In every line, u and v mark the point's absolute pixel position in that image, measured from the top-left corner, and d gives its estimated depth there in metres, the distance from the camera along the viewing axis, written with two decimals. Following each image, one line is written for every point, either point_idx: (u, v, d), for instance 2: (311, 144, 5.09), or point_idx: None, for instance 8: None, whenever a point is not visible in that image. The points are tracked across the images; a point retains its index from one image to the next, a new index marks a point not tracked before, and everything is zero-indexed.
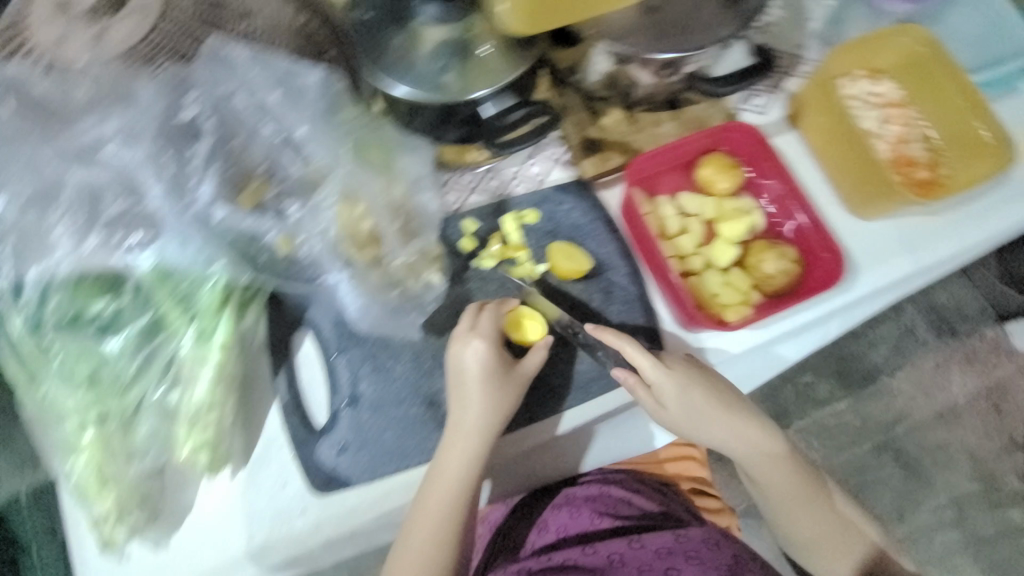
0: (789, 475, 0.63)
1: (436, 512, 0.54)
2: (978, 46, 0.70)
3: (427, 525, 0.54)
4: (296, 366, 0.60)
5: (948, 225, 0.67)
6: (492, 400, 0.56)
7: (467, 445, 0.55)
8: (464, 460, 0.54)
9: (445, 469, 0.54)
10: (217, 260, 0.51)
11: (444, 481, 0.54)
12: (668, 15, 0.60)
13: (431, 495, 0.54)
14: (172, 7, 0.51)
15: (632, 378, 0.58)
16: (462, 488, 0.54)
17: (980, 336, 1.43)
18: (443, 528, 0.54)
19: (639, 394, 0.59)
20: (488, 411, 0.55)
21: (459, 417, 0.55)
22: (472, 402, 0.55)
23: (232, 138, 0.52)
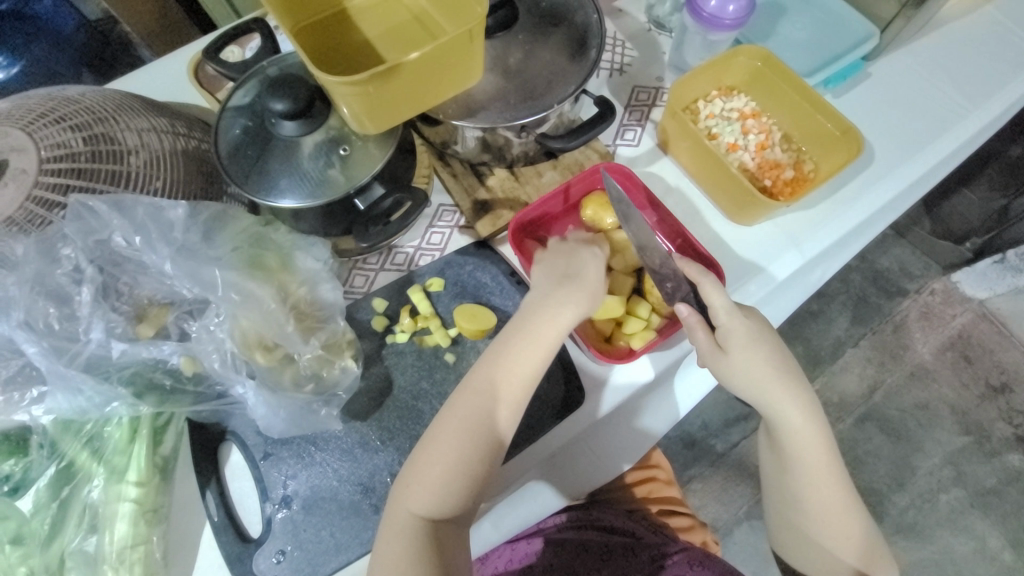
0: (805, 440, 0.58)
1: (442, 448, 0.53)
2: (818, 45, 0.74)
3: (420, 468, 0.53)
4: (225, 479, 0.60)
5: (826, 214, 0.72)
6: (534, 338, 0.56)
7: (494, 379, 0.55)
8: (492, 392, 0.54)
9: (474, 394, 0.54)
10: (114, 399, 0.53)
11: (461, 413, 0.54)
12: (521, 81, 0.65)
13: (442, 421, 0.54)
14: (42, 162, 0.52)
15: (695, 319, 0.57)
16: (475, 430, 0.53)
17: (931, 291, 1.45)
18: (443, 470, 0.52)
19: (698, 335, 0.58)
20: (512, 356, 0.55)
21: (484, 366, 0.56)
22: (516, 330, 0.57)
23: (119, 277, 0.54)
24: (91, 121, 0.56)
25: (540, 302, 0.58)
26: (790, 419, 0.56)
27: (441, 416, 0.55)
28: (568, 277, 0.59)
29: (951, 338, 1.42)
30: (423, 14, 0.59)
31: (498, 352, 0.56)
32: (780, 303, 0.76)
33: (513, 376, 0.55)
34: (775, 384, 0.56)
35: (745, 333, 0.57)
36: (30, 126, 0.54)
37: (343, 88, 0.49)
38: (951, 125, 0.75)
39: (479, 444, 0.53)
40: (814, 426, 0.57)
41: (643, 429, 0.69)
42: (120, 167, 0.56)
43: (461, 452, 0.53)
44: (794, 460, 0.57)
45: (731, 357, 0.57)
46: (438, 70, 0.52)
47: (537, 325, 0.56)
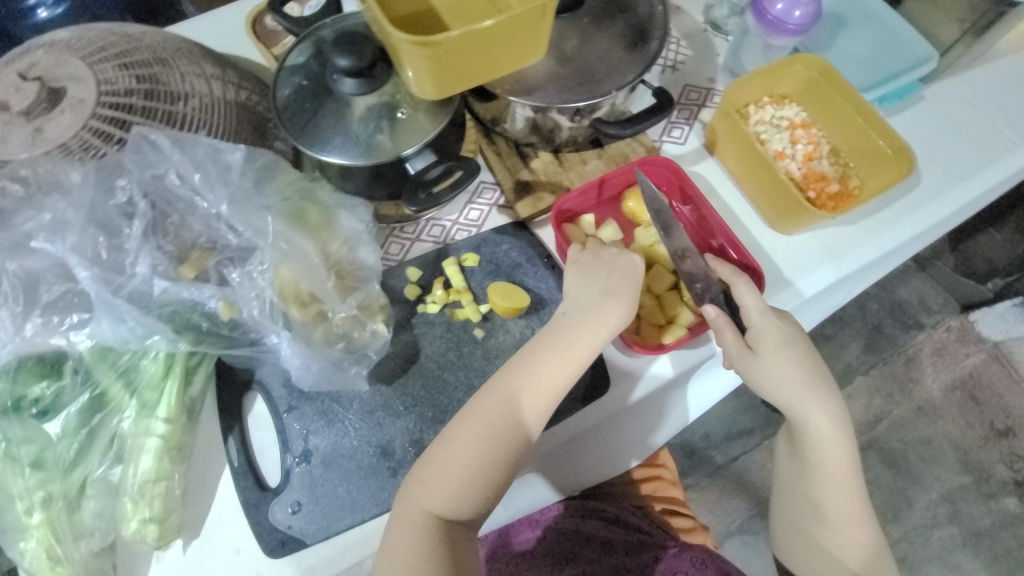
0: (833, 452, 0.57)
1: (462, 449, 0.52)
2: (877, 60, 0.74)
3: (437, 465, 0.52)
4: (248, 428, 0.61)
5: (867, 232, 0.71)
6: (563, 351, 0.55)
7: (520, 387, 0.54)
8: (516, 400, 0.53)
9: (498, 400, 0.53)
10: (156, 332, 0.53)
11: (483, 415, 0.53)
12: (578, 65, 0.65)
13: (463, 420, 0.53)
14: (100, 95, 0.53)
15: (724, 320, 0.57)
16: (492, 436, 0.52)
17: (946, 328, 1.44)
18: (461, 471, 0.51)
19: (727, 336, 0.57)
20: (542, 364, 0.55)
21: (512, 369, 0.55)
22: (547, 341, 0.56)
23: (168, 216, 0.54)
24: (152, 61, 0.57)
25: (572, 315, 0.57)
26: (816, 424, 0.56)
27: (462, 414, 0.53)
28: (604, 293, 0.58)
29: (963, 376, 1.41)
30: None
31: (526, 360, 0.55)
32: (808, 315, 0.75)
33: (540, 386, 0.54)
34: (804, 389, 0.56)
35: (777, 337, 0.57)
36: (92, 60, 0.55)
37: (412, 48, 0.48)
38: (999, 157, 0.74)
39: (501, 446, 0.52)
40: (841, 434, 0.57)
41: (658, 427, 0.69)
42: (177, 107, 0.57)
43: (482, 453, 0.52)
44: (816, 466, 0.57)
45: (761, 358, 0.57)
46: (507, 40, 0.51)
47: (569, 337, 0.56)
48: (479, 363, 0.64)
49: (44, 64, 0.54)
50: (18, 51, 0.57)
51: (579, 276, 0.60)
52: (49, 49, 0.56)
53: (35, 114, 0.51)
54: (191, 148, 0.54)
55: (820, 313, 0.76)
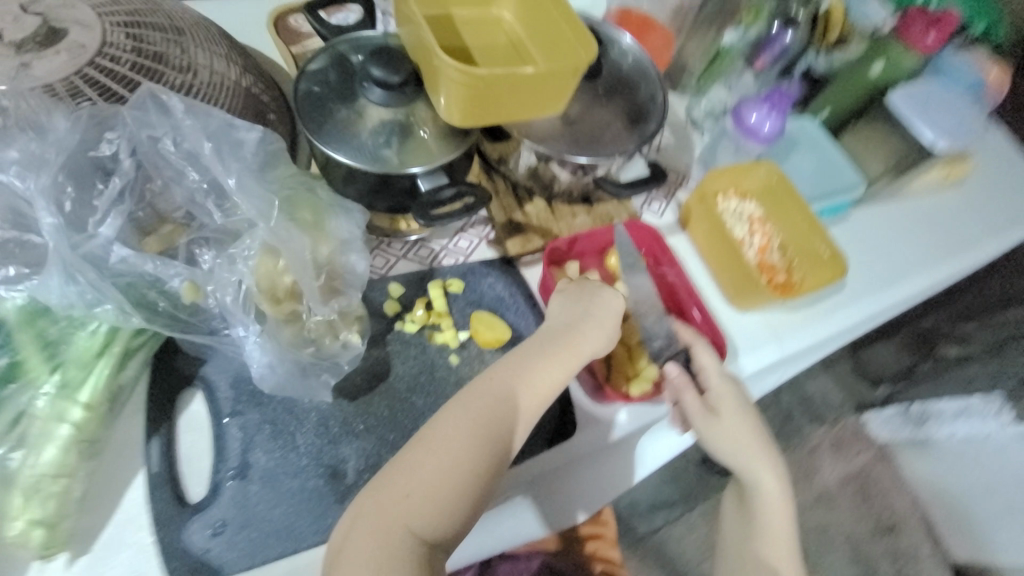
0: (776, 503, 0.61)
1: (453, 453, 0.46)
2: (819, 180, 0.88)
3: (418, 469, 0.45)
4: (178, 432, 0.53)
5: (805, 321, 0.81)
6: (556, 357, 0.54)
7: (512, 390, 0.51)
8: (509, 398, 0.50)
9: (489, 400, 0.49)
10: (105, 302, 0.47)
11: (476, 417, 0.48)
12: (582, 128, 0.71)
13: (450, 422, 0.47)
14: (106, 45, 0.50)
15: (683, 379, 0.62)
16: (482, 435, 0.47)
17: (842, 423, 1.59)
18: (451, 477, 0.45)
19: (687, 395, 0.62)
20: (535, 365, 0.52)
21: (504, 368, 0.52)
22: (537, 347, 0.54)
23: (149, 182, 0.51)
24: (168, 27, 0.55)
25: (559, 326, 0.57)
26: (763, 481, 0.61)
27: (447, 416, 0.48)
28: (593, 309, 0.59)
29: (855, 471, 1.55)
30: (519, 42, 0.64)
31: (515, 364, 0.52)
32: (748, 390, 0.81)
33: (530, 389, 0.52)
34: (753, 448, 0.61)
35: (736, 399, 0.63)
36: (105, 9, 0.52)
37: (454, 73, 0.52)
38: (910, 275, 0.87)
39: (491, 446, 0.47)
40: (781, 493, 0.61)
41: (629, 473, 0.71)
42: (184, 75, 0.53)
43: (476, 457, 0.46)
44: (758, 521, 0.61)
45: (722, 416, 0.62)
46: (536, 89, 0.56)
47: (561, 346, 0.55)
48: (449, 391, 0.62)
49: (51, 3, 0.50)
50: None
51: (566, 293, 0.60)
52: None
53: (26, 48, 0.48)
54: (207, 117, 0.51)
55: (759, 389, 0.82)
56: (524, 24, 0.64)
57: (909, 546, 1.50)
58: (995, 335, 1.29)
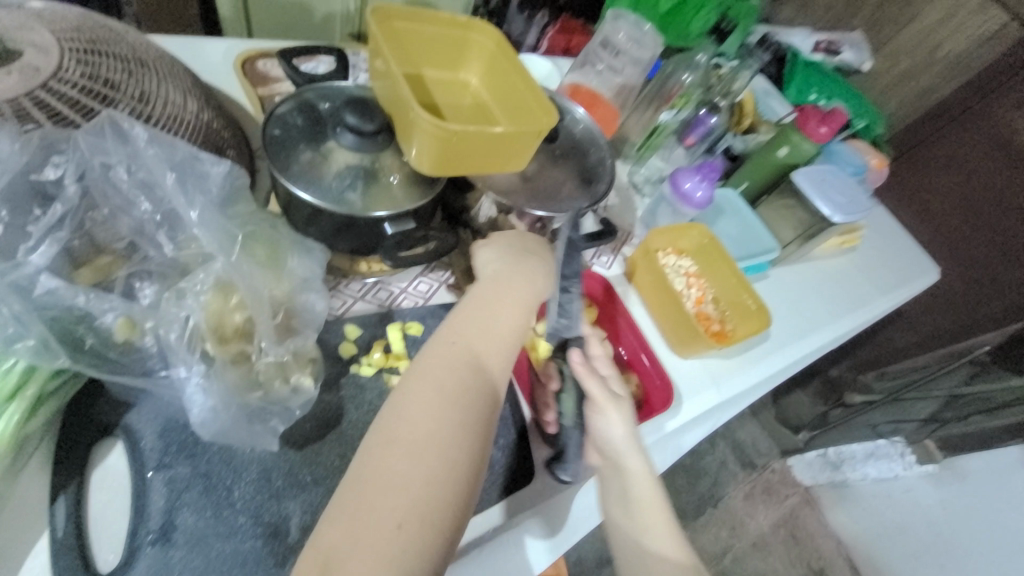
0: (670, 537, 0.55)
1: (445, 410, 0.46)
2: (742, 242, 0.99)
3: (417, 434, 0.45)
4: (90, 488, 0.48)
5: (738, 368, 0.88)
6: (503, 306, 0.57)
7: (475, 346, 0.52)
8: (472, 355, 0.51)
9: (453, 359, 0.50)
10: (28, 337, 0.43)
11: (455, 378, 0.48)
12: (539, 185, 0.75)
13: (428, 388, 0.47)
14: (61, 70, 0.47)
15: (581, 365, 0.62)
16: (462, 393, 0.48)
17: (771, 469, 1.69)
18: (454, 430, 0.45)
19: (588, 380, 0.61)
20: (485, 320, 0.54)
21: (456, 330, 0.53)
22: (480, 305, 0.56)
23: (92, 211, 0.48)
24: (131, 58, 0.53)
25: (493, 279, 0.60)
26: (642, 486, 0.57)
27: (421, 383, 0.47)
28: (526, 259, 0.63)
29: (785, 515, 1.64)
30: (484, 105, 0.70)
31: (466, 324, 0.54)
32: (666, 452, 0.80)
33: (486, 339, 0.53)
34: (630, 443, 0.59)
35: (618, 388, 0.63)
36: (64, 35, 0.50)
37: (429, 127, 0.55)
38: (819, 329, 0.99)
39: (471, 398, 0.48)
40: (659, 508, 0.56)
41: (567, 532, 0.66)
42: (141, 105, 0.51)
43: (464, 412, 0.47)
44: (635, 544, 0.54)
45: (601, 407, 0.60)
46: (501, 150, 0.61)
47: (503, 298, 0.58)
48: None
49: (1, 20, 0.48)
50: None
51: (503, 247, 0.63)
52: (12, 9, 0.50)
53: None
54: (172, 148, 0.50)
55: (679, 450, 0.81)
56: (490, 90, 0.70)
57: None
58: (893, 385, 1.39)
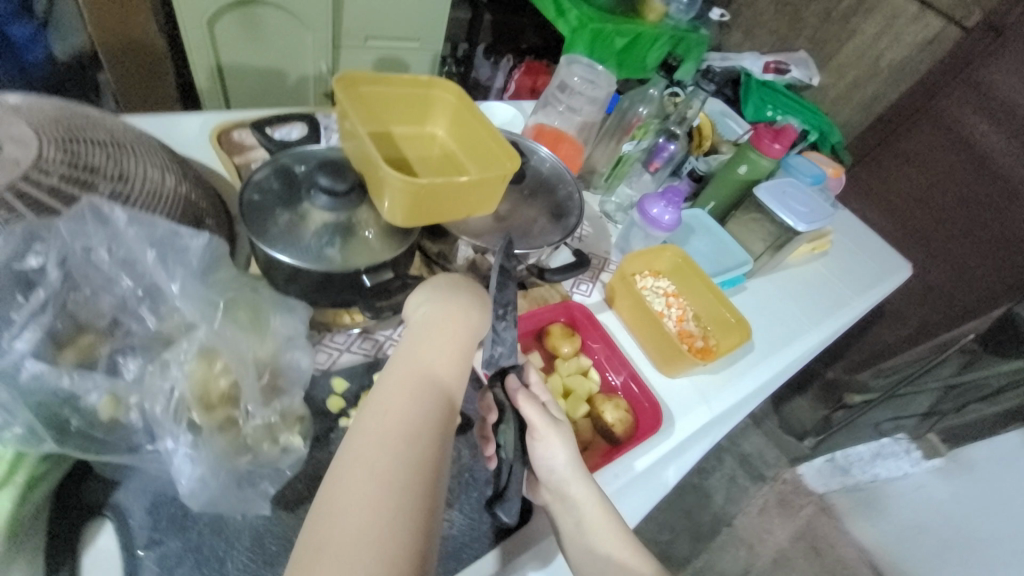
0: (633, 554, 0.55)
1: (377, 486, 0.36)
2: (715, 258, 1.03)
3: (346, 522, 0.35)
4: (79, 573, 0.47)
5: (726, 382, 0.89)
6: (444, 346, 0.48)
7: (415, 398, 0.42)
8: (412, 403, 0.42)
9: (384, 418, 0.40)
10: (16, 423, 0.44)
11: (390, 448, 0.38)
12: (511, 224, 0.79)
13: (360, 471, 0.37)
14: (41, 159, 0.49)
15: (520, 388, 0.58)
16: (404, 451, 0.39)
17: (783, 479, 1.66)
18: (388, 513, 0.35)
19: (527, 404, 0.58)
20: (426, 359, 0.46)
21: (393, 377, 0.44)
22: (413, 351, 0.47)
23: (75, 291, 0.49)
24: (109, 142, 0.56)
25: (428, 316, 0.50)
26: (589, 508, 0.56)
27: (350, 465, 0.38)
28: (466, 290, 0.54)
29: (802, 527, 1.60)
30: (451, 154, 0.74)
31: (403, 374, 0.44)
32: (639, 496, 0.75)
33: (427, 382, 0.44)
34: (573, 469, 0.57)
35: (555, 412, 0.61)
36: (43, 126, 0.52)
37: (399, 183, 0.58)
38: (801, 335, 1.01)
39: (419, 455, 0.39)
40: (611, 525, 0.56)
41: None
42: (119, 186, 0.54)
43: (408, 472, 0.38)
44: (599, 563, 0.54)
45: (540, 435, 0.58)
46: (471, 196, 0.64)
47: (443, 338, 0.48)
48: None
49: None
50: None
51: (431, 289, 0.53)
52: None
53: None
54: (154, 226, 0.53)
55: (656, 491, 0.76)
56: (456, 140, 0.74)
57: None
58: (891, 381, 1.38)
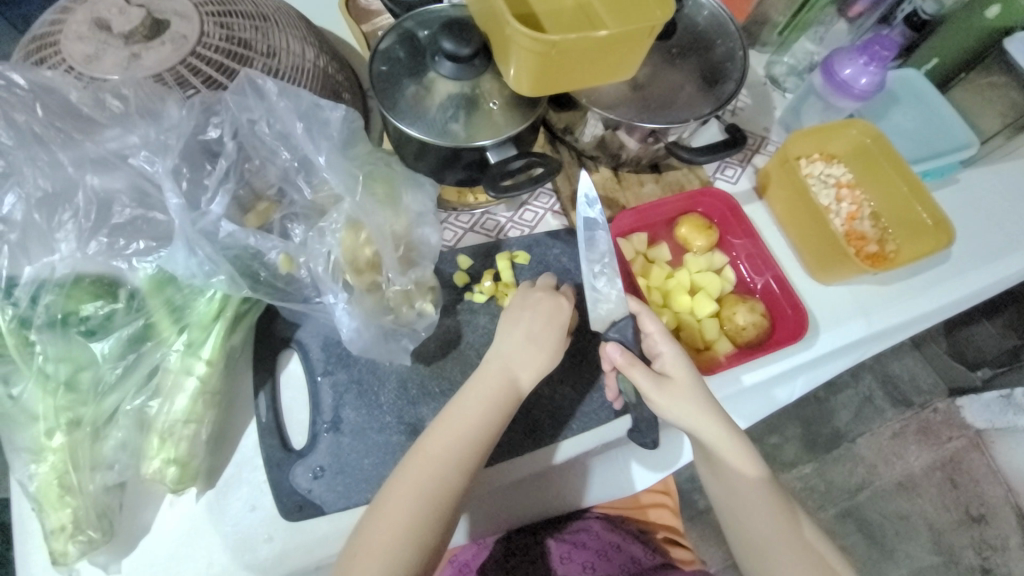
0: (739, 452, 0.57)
1: (428, 485, 0.49)
2: (921, 139, 0.80)
3: (403, 502, 0.49)
4: (279, 387, 0.60)
5: (900, 293, 0.74)
6: (492, 423, 0.53)
7: (453, 464, 0.51)
8: (456, 442, 0.52)
9: (433, 464, 0.50)
10: (219, 273, 0.52)
11: (431, 473, 0.50)
12: (652, 90, 0.66)
13: (410, 479, 0.50)
14: (204, 35, 0.53)
15: (627, 357, 0.56)
16: (439, 476, 0.50)
17: (934, 408, 1.46)
18: (426, 502, 0.49)
19: (637, 372, 0.56)
20: (480, 406, 0.53)
21: (451, 415, 0.53)
22: (466, 416, 0.53)
23: (248, 161, 0.55)
24: (255, 14, 0.58)
25: (494, 375, 0.55)
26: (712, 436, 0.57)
27: (404, 475, 0.50)
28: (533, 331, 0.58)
29: (944, 458, 1.43)
30: (586, 3, 0.60)
31: (473, 409, 0.53)
32: (750, 404, 0.70)
33: (472, 431, 0.52)
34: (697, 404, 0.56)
35: (680, 371, 0.57)
36: (199, 0, 0.55)
37: (528, 41, 0.50)
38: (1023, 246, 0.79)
39: (445, 486, 0.50)
40: (732, 439, 0.57)
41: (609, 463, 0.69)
42: (268, 58, 0.57)
43: (435, 493, 0.49)
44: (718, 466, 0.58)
45: (673, 389, 0.56)
46: (607, 56, 0.54)
47: (497, 411, 0.54)
48: None
49: None
50: None
51: (507, 326, 0.58)
52: None
53: (134, 40, 0.52)
54: (300, 98, 0.55)
55: (768, 403, 0.70)
56: None
57: (999, 536, 1.39)
58: None
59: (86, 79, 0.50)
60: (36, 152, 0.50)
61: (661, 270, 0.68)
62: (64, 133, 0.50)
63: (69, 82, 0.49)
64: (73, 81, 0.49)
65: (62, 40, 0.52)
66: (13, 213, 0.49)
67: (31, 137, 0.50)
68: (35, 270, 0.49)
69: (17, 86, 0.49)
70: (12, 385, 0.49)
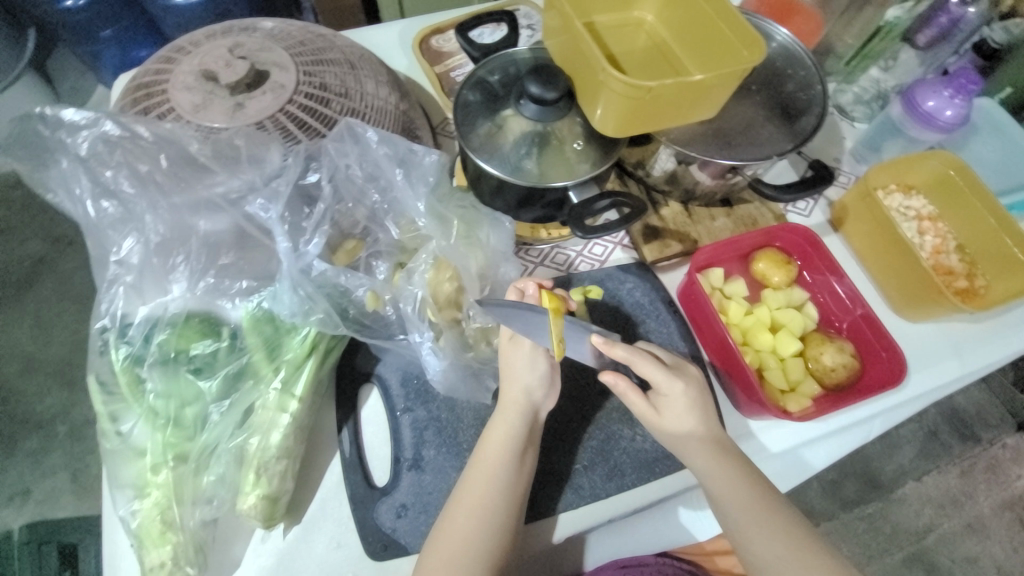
0: (737, 471, 0.54)
1: (479, 536, 0.51)
2: (999, 172, 0.78)
3: (457, 552, 0.50)
4: (360, 421, 0.60)
5: (990, 332, 0.70)
6: (515, 473, 0.53)
7: (491, 522, 0.51)
8: (491, 490, 0.52)
9: (474, 514, 0.51)
10: (315, 312, 0.53)
11: (476, 526, 0.51)
12: (727, 126, 0.65)
13: (457, 533, 0.51)
14: (298, 83, 0.56)
15: (623, 384, 0.55)
16: (488, 528, 0.51)
17: (1001, 445, 1.32)
18: (480, 553, 0.50)
19: (632, 399, 0.56)
20: (507, 450, 0.53)
21: (483, 457, 0.54)
22: (487, 468, 0.53)
23: (341, 203, 0.57)
24: (343, 61, 0.60)
25: (510, 419, 0.55)
26: (738, 496, 0.53)
27: (448, 528, 0.51)
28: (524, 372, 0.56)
29: (1015, 497, 1.29)
30: (663, 45, 0.60)
31: (497, 453, 0.53)
32: (777, 462, 0.64)
33: (496, 473, 0.53)
34: (726, 471, 0.54)
35: (681, 404, 0.55)
36: (294, 51, 0.58)
37: (621, 86, 0.51)
38: None
39: (497, 536, 0.51)
40: (731, 459, 0.54)
41: (648, 530, 0.64)
42: (350, 101, 0.59)
43: (485, 542, 0.51)
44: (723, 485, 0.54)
45: (686, 444, 0.55)
46: (695, 97, 0.55)
47: (516, 458, 0.54)
48: (597, 399, 0.63)
49: (248, 46, 0.57)
50: (222, 27, 0.61)
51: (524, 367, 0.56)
52: (255, 32, 0.59)
53: (239, 90, 0.54)
54: (396, 144, 0.57)
55: (803, 473, 0.64)
56: (669, 26, 0.60)
57: None
58: None
59: (203, 130, 0.53)
60: (151, 199, 0.53)
61: (740, 306, 0.67)
62: (176, 179, 0.53)
63: (184, 132, 0.52)
64: (188, 130, 0.52)
65: (171, 90, 0.55)
66: (131, 257, 0.53)
67: (146, 184, 0.53)
68: (150, 309, 0.52)
69: (139, 138, 0.52)
70: (120, 422, 0.51)
